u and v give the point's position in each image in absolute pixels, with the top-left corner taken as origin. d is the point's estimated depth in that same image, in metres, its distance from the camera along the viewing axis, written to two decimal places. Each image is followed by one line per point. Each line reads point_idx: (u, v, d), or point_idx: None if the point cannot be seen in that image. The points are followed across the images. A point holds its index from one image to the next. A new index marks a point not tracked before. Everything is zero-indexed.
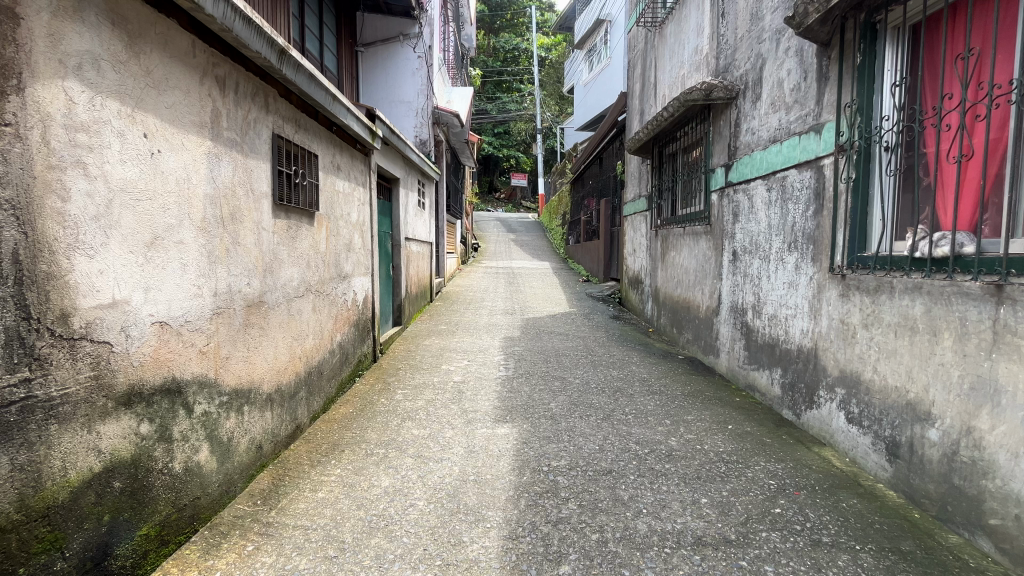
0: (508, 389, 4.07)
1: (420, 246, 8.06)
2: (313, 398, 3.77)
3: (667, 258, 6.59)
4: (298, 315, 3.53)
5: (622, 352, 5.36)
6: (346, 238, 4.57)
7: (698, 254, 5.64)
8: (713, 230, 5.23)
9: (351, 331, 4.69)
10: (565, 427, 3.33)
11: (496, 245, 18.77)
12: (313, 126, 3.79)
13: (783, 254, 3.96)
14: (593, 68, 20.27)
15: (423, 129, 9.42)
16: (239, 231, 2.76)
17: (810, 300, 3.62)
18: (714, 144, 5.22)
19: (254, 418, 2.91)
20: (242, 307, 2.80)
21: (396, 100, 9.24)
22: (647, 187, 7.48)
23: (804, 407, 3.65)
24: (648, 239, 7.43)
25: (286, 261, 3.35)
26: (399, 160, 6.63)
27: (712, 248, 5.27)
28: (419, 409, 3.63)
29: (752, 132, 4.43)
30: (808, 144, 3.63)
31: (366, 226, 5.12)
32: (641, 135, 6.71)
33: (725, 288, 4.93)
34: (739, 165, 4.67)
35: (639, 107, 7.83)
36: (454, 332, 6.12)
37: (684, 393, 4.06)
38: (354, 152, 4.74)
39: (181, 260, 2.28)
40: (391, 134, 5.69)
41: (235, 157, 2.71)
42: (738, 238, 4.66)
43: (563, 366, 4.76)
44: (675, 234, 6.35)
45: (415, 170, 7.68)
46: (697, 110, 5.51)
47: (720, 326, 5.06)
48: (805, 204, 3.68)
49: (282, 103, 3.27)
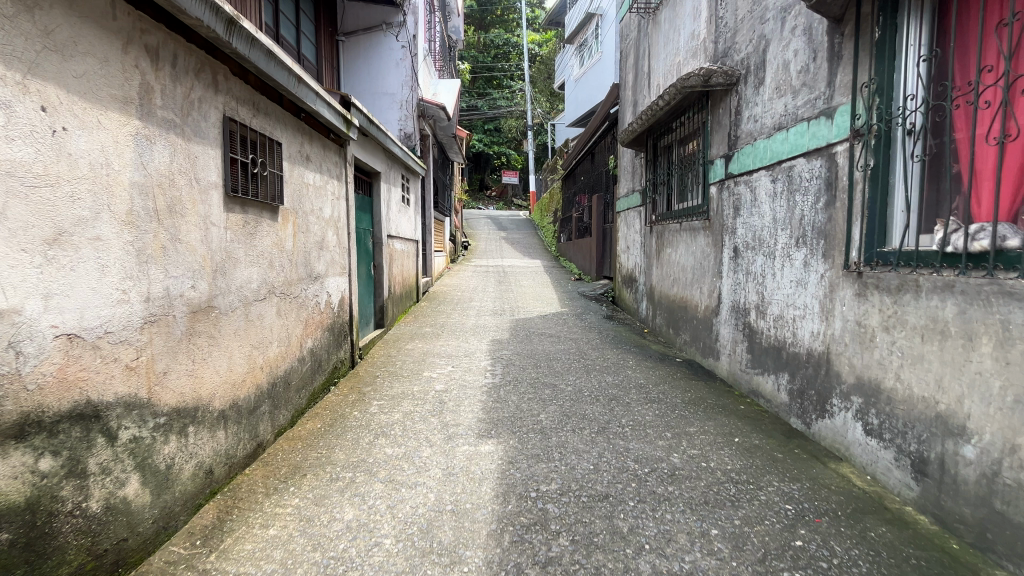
0: (494, 399, 3.73)
1: (405, 244, 7.69)
2: (278, 412, 3.41)
3: (663, 256, 6.30)
4: (258, 320, 3.17)
5: (617, 356, 5.05)
6: (318, 235, 4.20)
7: (696, 251, 5.34)
8: (713, 225, 4.93)
9: (324, 336, 4.33)
10: (557, 443, 3.01)
11: (487, 243, 18.42)
12: (276, 111, 3.42)
13: (790, 250, 3.66)
14: (584, 62, 19.97)
15: (407, 122, 8.98)
16: (180, 226, 2.40)
17: (821, 300, 3.33)
18: (713, 134, 4.91)
19: (201, 440, 2.56)
20: (185, 313, 2.44)
21: (379, 91, 8.85)
22: (641, 182, 7.18)
23: (815, 416, 3.37)
24: (642, 236, 7.13)
25: (243, 261, 2.99)
26: (380, 153, 6.26)
27: (711, 244, 4.97)
28: (394, 423, 3.29)
29: (755, 119, 4.13)
30: (818, 130, 3.33)
31: (342, 222, 4.76)
32: (635, 126, 6.40)
33: (726, 286, 4.64)
34: (740, 155, 4.37)
35: (632, 98, 7.50)
36: (439, 335, 5.77)
37: (685, 401, 3.75)
38: (326, 142, 4.37)
39: (99, 260, 1.92)
40: (368, 124, 5.32)
41: (174, 140, 2.35)
42: (740, 234, 4.37)
43: (555, 372, 4.44)
44: (671, 230, 6.05)
45: (398, 164, 7.32)
46: (694, 98, 5.20)
47: (720, 327, 4.77)
48: (815, 196, 3.38)
49: (236, 83, 2.90)
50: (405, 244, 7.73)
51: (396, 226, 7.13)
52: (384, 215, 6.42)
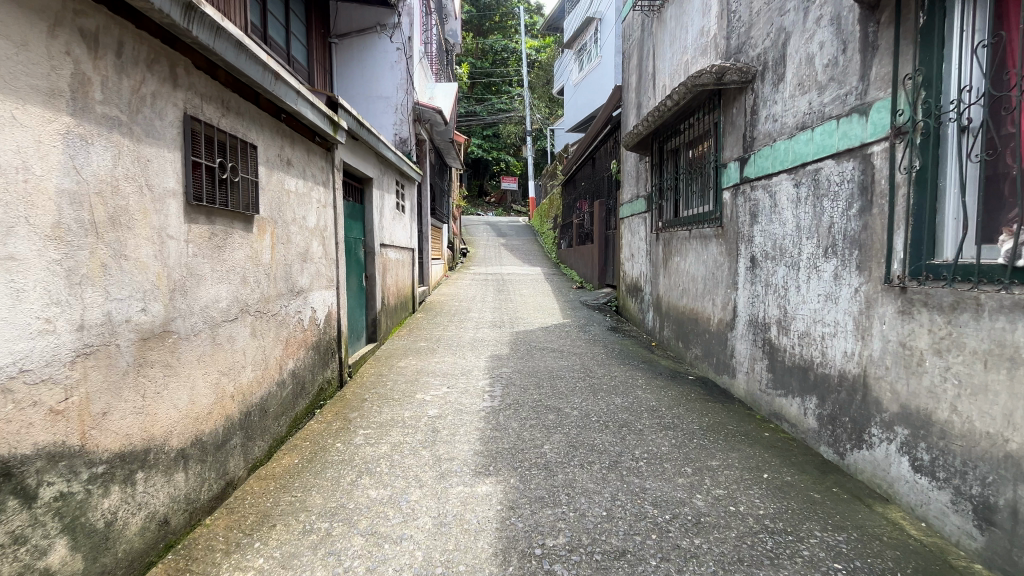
0: (493, 426, 3.39)
1: (400, 253, 7.37)
2: (252, 445, 3.07)
3: (671, 265, 5.98)
4: (228, 343, 2.83)
5: (625, 373, 4.71)
6: (301, 246, 3.87)
7: (707, 260, 5.01)
8: (726, 233, 4.60)
9: (308, 356, 3.99)
10: (563, 482, 2.66)
11: (485, 249, 18.10)
12: (251, 110, 3.10)
13: (817, 260, 3.34)
14: (583, 67, 19.76)
15: (403, 126, 8.64)
16: (127, 240, 2.07)
17: (856, 317, 3.00)
18: (725, 135, 4.60)
19: (155, 487, 2.22)
20: (134, 340, 2.11)
21: (374, 95, 8.56)
22: (646, 187, 6.87)
23: (849, 446, 3.02)
24: (648, 244, 6.81)
25: (210, 278, 2.66)
26: (372, 158, 5.94)
27: (725, 253, 4.64)
28: (381, 457, 2.95)
29: (774, 119, 3.82)
30: (849, 129, 3.02)
31: (329, 231, 4.43)
32: (641, 129, 6.09)
33: (742, 299, 4.31)
34: (757, 158, 4.05)
35: (637, 100, 7.21)
36: (435, 350, 5.43)
37: (703, 428, 3.41)
38: (310, 145, 4.05)
39: (12, 284, 1.60)
40: (359, 127, 5.01)
41: (119, 142, 2.03)
42: (757, 242, 4.05)
43: (559, 392, 4.10)
44: (679, 238, 5.72)
45: (393, 170, 7.00)
46: (704, 98, 4.89)
47: (735, 342, 4.44)
48: (847, 201, 3.06)
49: (201, 78, 2.59)
50: (400, 253, 7.41)
51: (390, 234, 6.80)
52: (376, 223, 6.10)
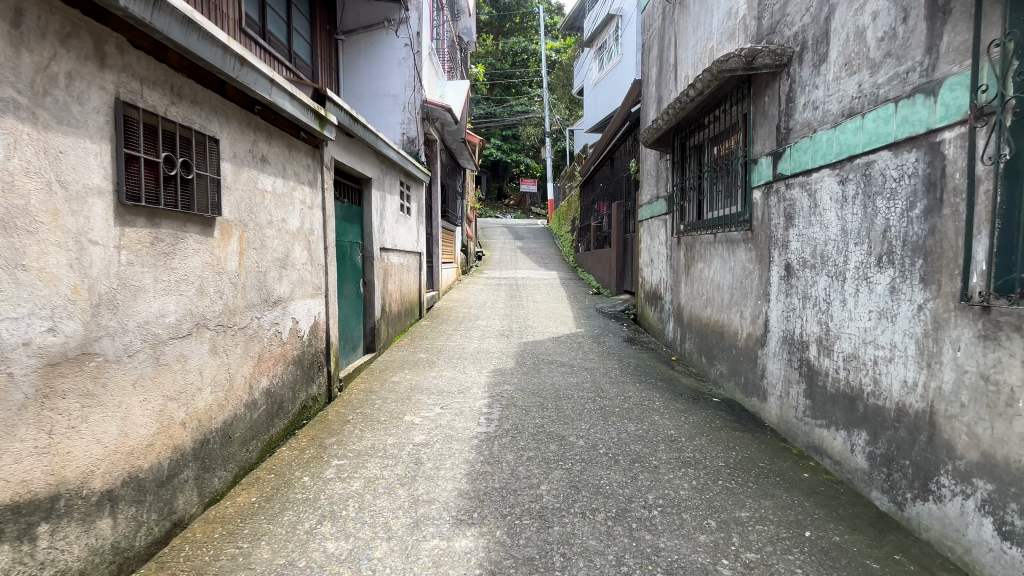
0: (484, 458, 2.96)
1: (404, 257, 7.03)
2: (209, 476, 2.71)
3: (694, 271, 5.46)
4: (178, 363, 2.48)
5: (640, 393, 4.23)
6: (280, 252, 3.53)
7: (735, 268, 4.50)
8: (757, 238, 4.09)
9: (288, 371, 3.63)
10: (559, 537, 2.22)
11: (501, 252, 17.70)
12: (213, 99, 2.76)
13: (869, 270, 2.82)
14: (604, 65, 19.24)
15: (411, 126, 8.31)
16: (26, 248, 1.73)
17: (919, 340, 2.48)
18: (755, 127, 4.09)
19: (66, 540, 1.87)
20: (35, 366, 1.76)
21: (381, 93, 8.24)
22: (667, 187, 6.36)
23: (910, 495, 2.50)
24: (668, 248, 6.30)
25: (152, 289, 2.31)
26: (371, 157, 5.60)
27: (755, 260, 4.12)
28: (351, 496, 2.56)
29: (814, 106, 3.31)
30: (911, 113, 2.50)
31: (316, 234, 4.08)
32: (661, 124, 5.60)
33: (776, 312, 3.79)
34: (794, 152, 3.54)
35: (657, 94, 6.70)
36: (434, 363, 5.04)
37: (730, 466, 2.91)
38: (293, 141, 3.71)
39: None
40: (353, 123, 4.66)
41: (13, 129, 1.69)
42: (794, 248, 3.53)
43: (564, 416, 3.65)
44: (703, 243, 5.21)
45: (396, 170, 6.66)
46: (732, 86, 4.38)
47: (767, 361, 3.92)
48: (907, 200, 2.55)
49: (143, 60, 2.25)
50: (405, 257, 7.06)
51: (393, 237, 6.46)
52: (376, 226, 5.75)
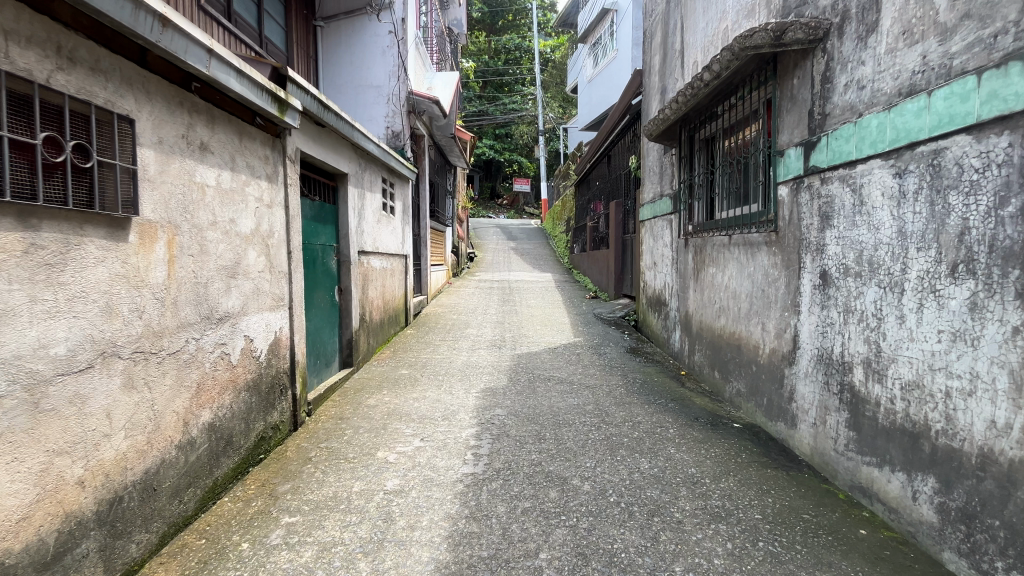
0: (470, 512, 2.43)
1: (387, 261, 6.47)
2: (122, 544, 2.15)
3: (705, 277, 4.95)
4: (71, 404, 1.92)
5: (651, 418, 3.72)
6: (227, 259, 2.96)
7: (755, 274, 3.99)
8: (783, 240, 3.58)
9: (238, 400, 3.07)
10: None
11: (493, 253, 17.17)
12: (126, 69, 2.21)
13: (938, 281, 2.32)
14: (598, 62, 18.77)
15: (395, 119, 7.67)
16: None
17: (1014, 370, 1.98)
18: (782, 114, 3.57)
19: None
20: None
21: (364, 84, 7.63)
22: (673, 184, 5.84)
23: (1002, 566, 2.00)
24: (674, 250, 5.79)
25: (25, 312, 1.75)
26: (347, 150, 5.04)
27: (781, 267, 3.61)
28: (299, 572, 2.01)
29: (860, 86, 2.80)
30: (1002, 87, 2.00)
31: (275, 238, 3.52)
32: (668, 114, 5.08)
33: (807, 326, 3.29)
34: (831, 140, 3.03)
35: (661, 84, 6.19)
36: (417, 381, 4.49)
37: (769, 521, 2.40)
38: (244, 128, 3.14)
39: None
40: (323, 110, 4.10)
41: None
42: (831, 253, 3.04)
43: (566, 450, 3.13)
44: (716, 246, 4.70)
45: (378, 165, 6.10)
46: (753, 68, 3.86)
47: (796, 382, 3.41)
48: (996, 195, 2.06)
49: (9, 8, 1.70)
50: (388, 260, 6.50)
51: (374, 240, 5.90)
52: (354, 227, 5.19)
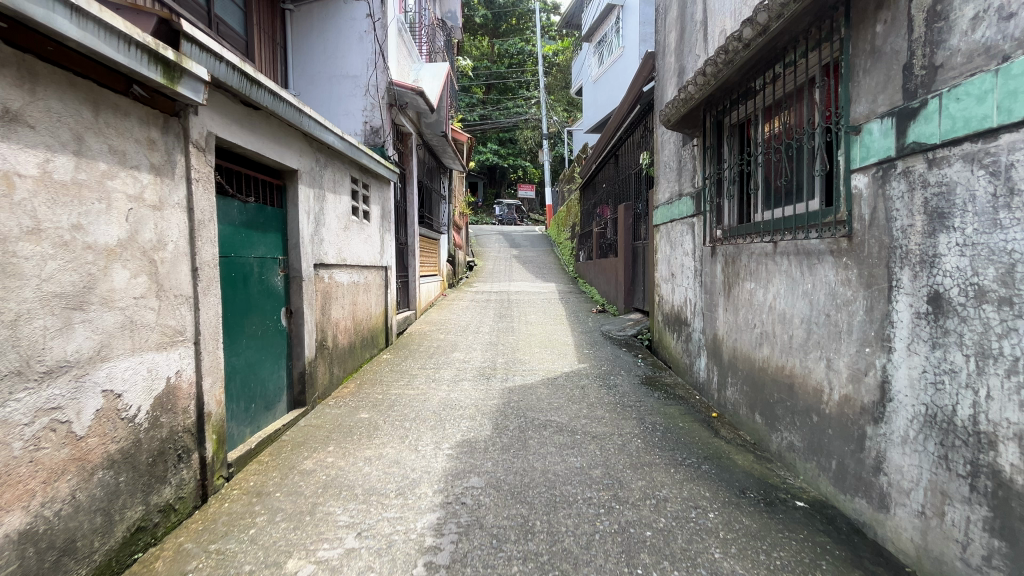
0: None
1: (359, 275, 5.55)
2: None
3: (740, 294, 3.97)
4: None
5: (680, 491, 2.74)
6: (68, 283, 2.04)
7: (813, 294, 3.01)
8: (859, 249, 2.61)
9: (89, 486, 2.14)
10: None
11: (494, 262, 16.24)
12: None
13: None
14: (604, 59, 17.87)
15: (374, 113, 6.78)
16: None
17: None
18: (857, 75, 2.61)
19: None
20: None
21: (339, 74, 6.76)
22: (695, 181, 4.86)
23: None
24: (697, 261, 4.82)
25: None
26: (298, 142, 4.14)
27: (857, 284, 2.64)
28: None
29: (1007, 15, 1.85)
30: None
31: (166, 252, 2.60)
32: (690, 94, 4.13)
33: (905, 370, 2.31)
34: (944, 102, 2.08)
35: (679, 64, 5.21)
36: (377, 431, 3.54)
37: None
38: (105, 98, 2.25)
39: None
40: (250, 87, 3.18)
41: None
42: (950, 266, 2.07)
43: (562, 556, 2.16)
44: (755, 255, 3.72)
45: (346, 164, 5.21)
46: (809, 22, 2.89)
47: (888, 449, 2.42)
48: None
49: None
50: (360, 274, 5.58)
51: (340, 250, 4.98)
52: (308, 236, 4.27)
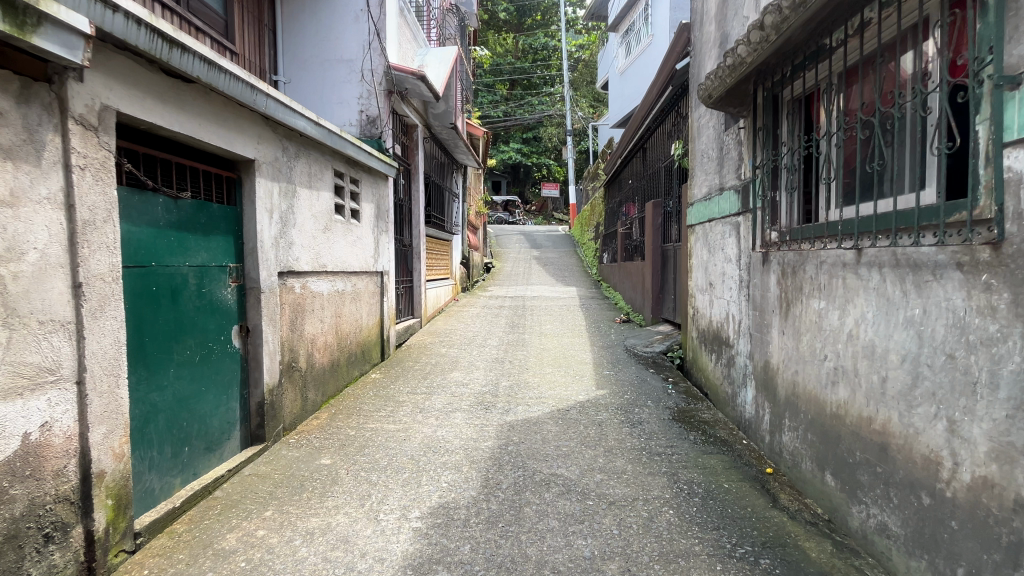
0: None
1: (344, 283, 4.85)
2: None
3: (805, 315, 3.07)
4: None
5: None
6: None
7: (926, 323, 2.12)
8: (1015, 262, 1.72)
9: None
10: None
11: (513, 263, 15.49)
12: None
13: None
14: (631, 49, 16.86)
15: (371, 101, 6.05)
16: None
17: None
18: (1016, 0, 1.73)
19: None
20: None
21: (332, 58, 6.07)
22: (741, 172, 3.97)
23: None
24: (744, 269, 3.93)
25: None
26: (258, 127, 3.45)
27: (1011, 316, 1.74)
28: None
29: None
30: None
31: (24, 264, 1.92)
32: (741, 59, 3.24)
33: None
34: None
35: (721, 32, 4.32)
36: (335, 485, 2.81)
37: None
38: None
39: None
40: (170, 51, 2.49)
41: None
42: None
43: None
44: (827, 265, 2.83)
45: (329, 155, 4.52)
46: None
47: None
48: None
49: None
50: (346, 281, 4.88)
51: (318, 255, 4.29)
52: (270, 239, 3.58)
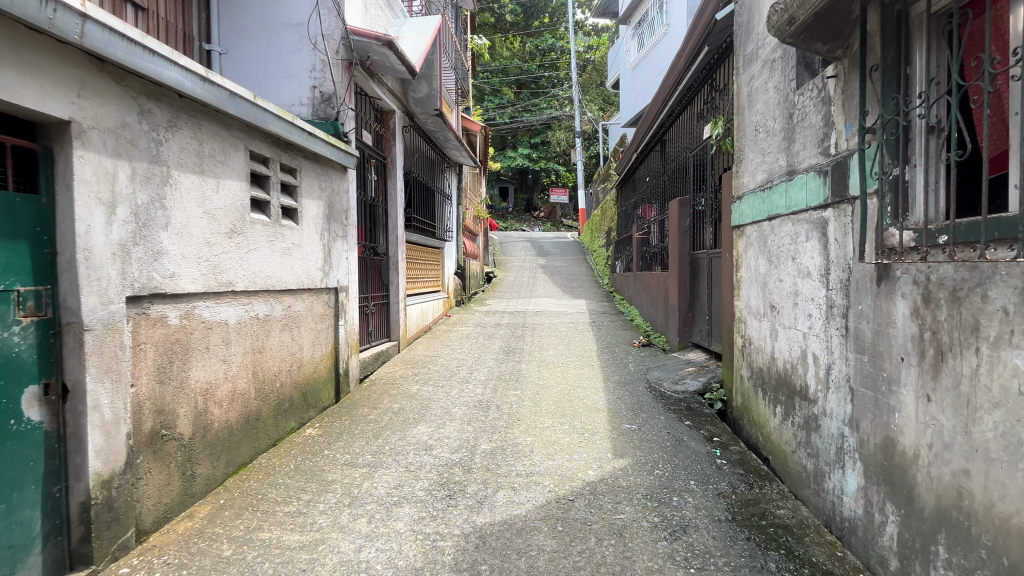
0: None
1: (268, 306, 3.58)
2: None
3: (992, 379, 1.72)
4: None
5: None
6: None
7: None
8: None
9: None
10: None
11: (516, 273, 14.12)
12: None
13: None
14: (645, 42, 15.59)
15: (325, 75, 4.79)
16: None
17: None
18: None
19: None
20: None
21: (278, 22, 4.87)
22: (832, 143, 2.64)
23: None
24: (840, 289, 2.58)
25: None
26: (82, 70, 2.20)
27: None
28: None
29: None
30: None
31: None
32: None
33: None
34: None
35: None
36: None
37: None
38: None
39: None
40: None
41: None
42: None
43: None
44: None
45: (240, 131, 3.26)
46: None
47: None
48: None
49: None
50: (272, 305, 3.62)
51: (216, 271, 3.03)
52: (113, 248, 2.33)
